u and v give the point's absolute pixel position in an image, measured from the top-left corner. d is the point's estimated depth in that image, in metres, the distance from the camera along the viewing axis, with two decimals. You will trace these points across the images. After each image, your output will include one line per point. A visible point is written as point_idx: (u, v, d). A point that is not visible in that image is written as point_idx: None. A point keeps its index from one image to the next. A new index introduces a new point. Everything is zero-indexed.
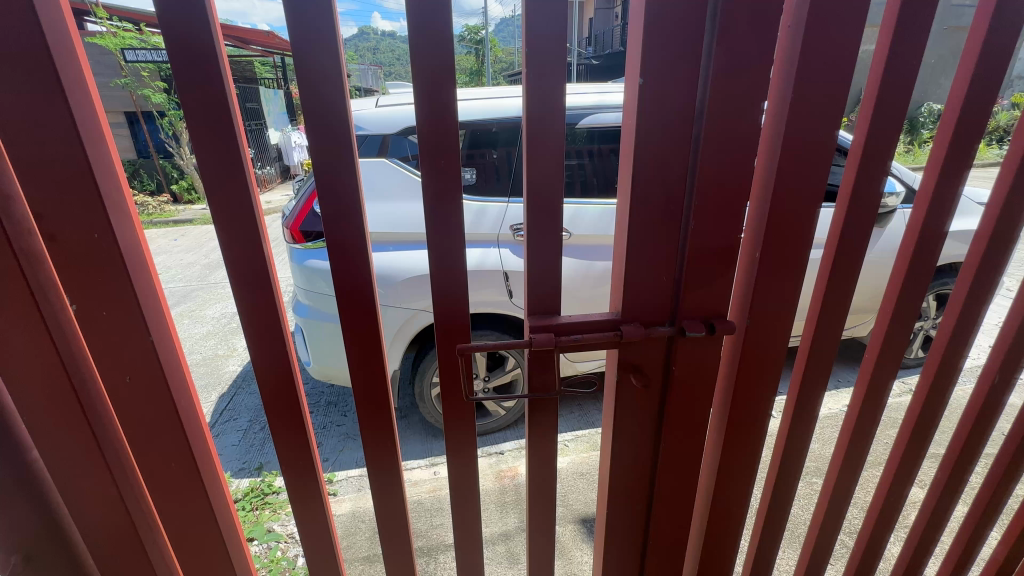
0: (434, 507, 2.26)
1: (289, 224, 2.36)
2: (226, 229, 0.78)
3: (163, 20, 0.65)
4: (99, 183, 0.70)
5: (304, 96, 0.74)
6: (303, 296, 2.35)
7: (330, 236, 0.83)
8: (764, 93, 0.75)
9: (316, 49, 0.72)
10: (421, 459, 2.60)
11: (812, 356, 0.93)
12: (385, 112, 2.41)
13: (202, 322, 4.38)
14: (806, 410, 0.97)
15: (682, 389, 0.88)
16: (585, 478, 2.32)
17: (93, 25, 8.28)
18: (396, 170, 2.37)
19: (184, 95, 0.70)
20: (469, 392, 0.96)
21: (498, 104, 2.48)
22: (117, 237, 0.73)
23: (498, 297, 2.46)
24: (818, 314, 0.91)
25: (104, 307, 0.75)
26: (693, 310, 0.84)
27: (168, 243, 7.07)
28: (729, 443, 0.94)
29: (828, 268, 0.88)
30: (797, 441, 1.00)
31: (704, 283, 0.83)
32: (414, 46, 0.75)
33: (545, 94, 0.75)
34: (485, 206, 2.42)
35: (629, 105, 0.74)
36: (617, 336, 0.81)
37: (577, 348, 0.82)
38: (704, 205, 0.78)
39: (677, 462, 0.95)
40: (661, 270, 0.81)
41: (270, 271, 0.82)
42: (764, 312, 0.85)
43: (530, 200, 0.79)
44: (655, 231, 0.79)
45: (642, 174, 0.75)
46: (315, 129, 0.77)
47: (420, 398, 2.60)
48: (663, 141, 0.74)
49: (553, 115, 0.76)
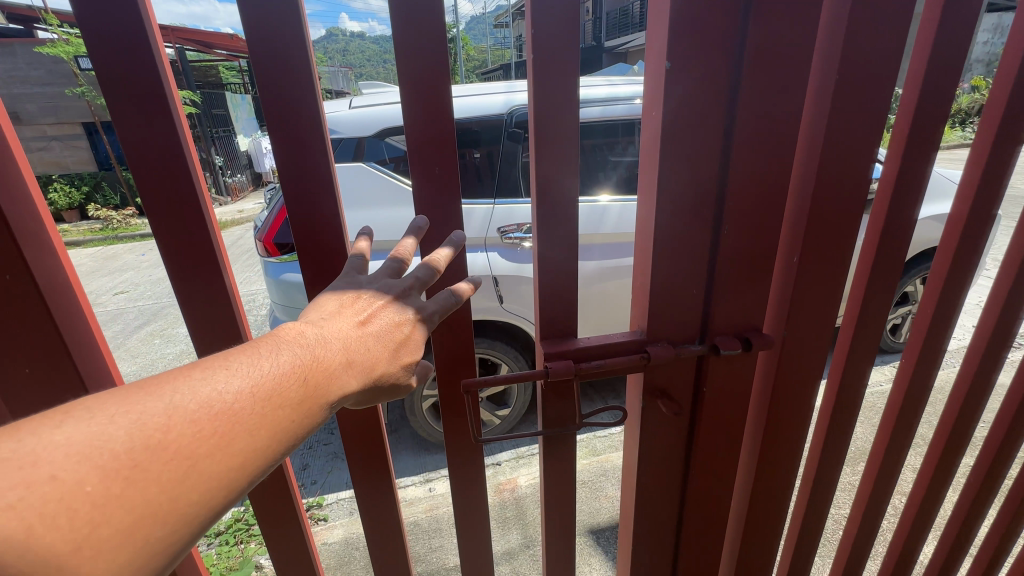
0: (432, 528, 2.15)
1: (262, 236, 2.21)
2: (176, 260, 0.69)
3: (91, 20, 0.56)
4: (10, 222, 0.59)
5: (267, 100, 0.66)
6: (282, 314, 2.21)
7: (307, 253, 0.75)
8: (799, 82, 0.67)
9: (283, 43, 0.63)
10: (416, 476, 2.48)
11: (845, 370, 0.87)
12: (360, 114, 2.28)
13: (173, 342, 4.16)
14: (841, 426, 0.90)
15: (712, 410, 0.81)
16: (588, 486, 2.25)
17: (45, 33, 7.89)
18: (375, 175, 2.25)
19: (119, 106, 0.60)
20: (477, 432, 0.88)
21: (477, 101, 2.38)
22: (38, 282, 0.63)
23: (488, 303, 2.36)
24: (853, 325, 0.84)
25: (27, 363, 0.66)
26: (726, 325, 0.77)
27: (135, 259, 6.75)
28: (763, 465, 0.87)
29: (865, 273, 0.82)
30: (833, 460, 0.93)
31: (733, 295, 0.76)
32: (403, 40, 0.68)
33: (553, 87, 0.67)
34: (470, 209, 2.32)
35: (654, 95, 0.66)
36: (645, 358, 0.75)
37: (599, 373, 0.75)
38: (738, 209, 0.71)
39: (709, 488, 0.87)
40: (690, 282, 0.74)
41: (234, 300, 0.74)
42: (801, 325, 0.78)
43: (540, 201, 0.72)
44: (684, 239, 0.71)
45: (669, 175, 0.67)
46: (281, 137, 0.68)
47: (409, 413, 2.47)
48: (693, 138, 0.67)
49: (563, 110, 0.69)
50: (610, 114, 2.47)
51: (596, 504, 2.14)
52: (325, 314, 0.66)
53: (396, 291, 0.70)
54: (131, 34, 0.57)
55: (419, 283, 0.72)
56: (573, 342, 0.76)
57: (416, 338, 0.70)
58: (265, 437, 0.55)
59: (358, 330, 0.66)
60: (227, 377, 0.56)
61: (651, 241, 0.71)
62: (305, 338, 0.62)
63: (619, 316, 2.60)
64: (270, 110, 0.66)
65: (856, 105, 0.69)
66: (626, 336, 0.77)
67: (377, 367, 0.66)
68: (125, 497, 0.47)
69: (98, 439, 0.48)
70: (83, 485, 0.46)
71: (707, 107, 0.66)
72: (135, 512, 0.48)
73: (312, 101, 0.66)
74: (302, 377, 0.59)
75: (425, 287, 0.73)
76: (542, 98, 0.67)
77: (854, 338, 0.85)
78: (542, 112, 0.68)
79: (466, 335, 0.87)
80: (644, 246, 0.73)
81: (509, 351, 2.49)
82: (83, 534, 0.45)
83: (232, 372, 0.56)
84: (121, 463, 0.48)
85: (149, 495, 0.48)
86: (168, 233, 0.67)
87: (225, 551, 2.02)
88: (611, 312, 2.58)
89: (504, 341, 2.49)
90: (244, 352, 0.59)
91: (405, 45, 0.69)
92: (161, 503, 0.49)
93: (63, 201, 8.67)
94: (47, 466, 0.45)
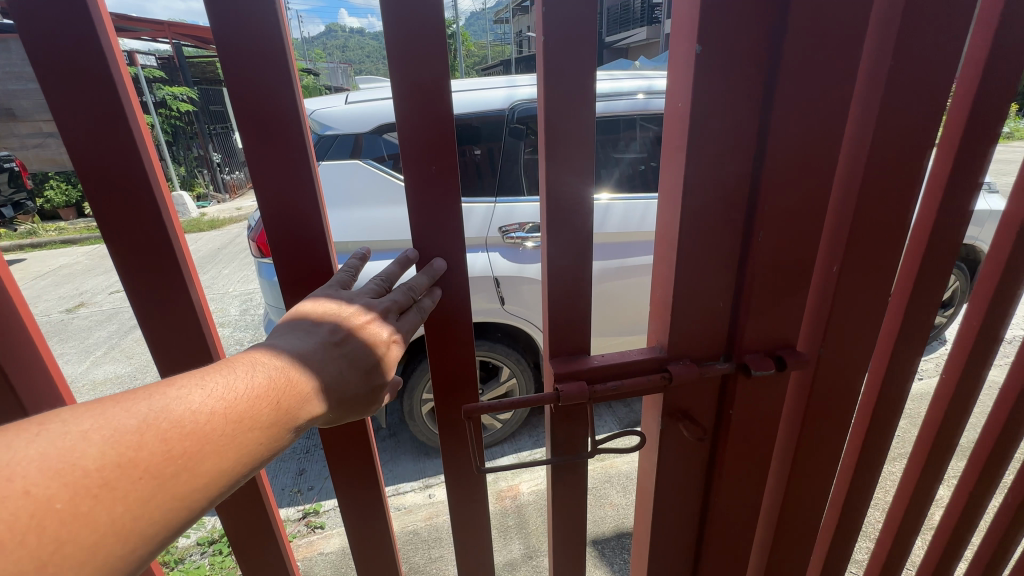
0: (432, 538, 2.09)
1: (254, 237, 2.15)
2: (126, 258, 0.68)
3: (34, 16, 0.55)
4: None
5: (239, 95, 0.62)
6: (276, 316, 2.14)
7: (283, 255, 0.72)
8: (838, 73, 0.60)
9: (255, 35, 0.60)
10: (415, 481, 2.43)
11: (882, 395, 0.80)
12: (356, 110, 2.21)
13: None
14: (876, 452, 0.84)
15: (741, 434, 0.76)
16: (592, 493, 2.19)
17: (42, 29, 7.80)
18: (371, 173, 2.18)
19: (64, 105, 0.59)
20: (480, 463, 0.82)
21: (478, 96, 2.30)
22: None
23: (489, 304, 2.29)
24: (893, 343, 0.78)
25: None
26: (755, 342, 0.71)
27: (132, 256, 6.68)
28: (792, 489, 0.83)
29: (908, 287, 0.75)
30: (863, 488, 0.88)
31: (765, 311, 0.70)
32: (401, 23, 0.61)
33: (564, 77, 0.62)
34: (471, 208, 2.24)
35: (678, 85, 0.60)
36: (668, 377, 0.69)
37: (617, 395, 0.69)
38: (768, 213, 0.64)
39: (735, 514, 0.82)
40: (712, 292, 0.69)
41: (197, 298, 0.73)
42: (838, 342, 0.73)
43: (548, 202, 0.67)
44: (706, 246, 0.66)
45: (693, 174, 0.61)
46: (253, 132, 0.64)
47: (409, 417, 2.41)
48: (719, 133, 0.60)
49: (577, 103, 0.63)
50: (614, 109, 2.40)
51: (601, 513, 2.08)
52: (304, 328, 0.63)
53: (376, 309, 0.67)
54: (86, 16, 0.57)
55: (395, 308, 0.69)
56: (589, 358, 0.71)
57: (389, 362, 0.67)
58: (236, 460, 0.52)
59: (335, 348, 0.62)
60: (206, 393, 0.52)
61: (673, 246, 0.65)
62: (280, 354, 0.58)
63: (624, 317, 2.54)
64: (243, 96, 0.63)
65: (909, 96, 0.62)
66: (645, 351, 0.72)
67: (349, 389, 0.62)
68: (91, 516, 0.44)
69: (72, 450, 0.45)
70: (52, 503, 0.43)
71: (739, 99, 0.59)
72: (100, 530, 0.45)
73: (289, 94, 0.63)
74: (285, 396, 0.56)
75: (400, 308, 0.70)
76: (554, 95, 0.62)
77: (894, 354, 0.79)
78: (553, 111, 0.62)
79: (466, 354, 0.82)
80: (666, 250, 0.67)
81: (510, 353, 2.44)
82: (46, 553, 0.42)
83: (210, 388, 0.53)
84: (90, 480, 0.45)
85: (112, 514, 0.46)
86: (120, 232, 0.66)
87: (220, 561, 1.96)
88: (615, 314, 2.51)
89: (505, 343, 2.44)
90: (217, 366, 0.55)
91: (402, 35, 0.62)
92: (124, 523, 0.46)
93: (59, 198, 8.59)
94: (20, 481, 0.42)
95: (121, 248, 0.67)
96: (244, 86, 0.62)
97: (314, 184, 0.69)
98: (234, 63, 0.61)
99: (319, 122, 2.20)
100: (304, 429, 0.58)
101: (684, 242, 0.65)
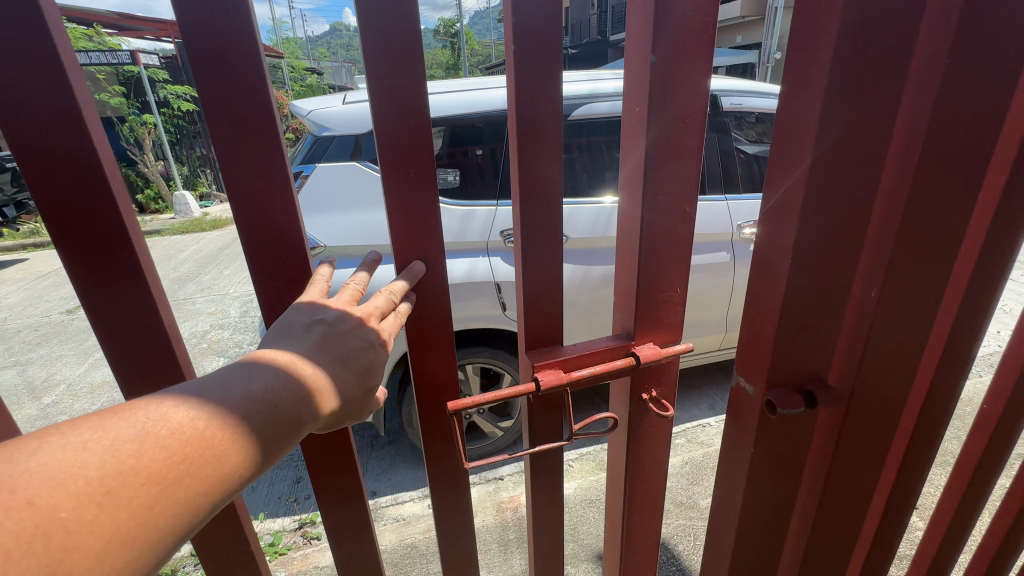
0: (430, 551, 2.03)
1: None
2: (86, 279, 0.61)
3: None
4: None
5: (216, 107, 0.57)
6: None
7: (261, 272, 0.67)
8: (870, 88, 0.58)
9: (232, 43, 0.54)
10: (413, 490, 2.37)
11: (925, 407, 0.86)
12: (354, 110, 2.15)
13: None
14: (915, 458, 0.90)
15: (787, 447, 0.82)
16: (595, 505, 2.17)
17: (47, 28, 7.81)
18: (370, 175, 2.12)
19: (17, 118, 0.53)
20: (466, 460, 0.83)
21: (479, 95, 2.23)
22: None
23: (490, 310, 2.23)
24: (937, 361, 0.83)
25: None
26: (798, 359, 0.77)
27: None
28: (833, 495, 0.89)
29: (952, 310, 0.80)
30: (903, 491, 0.94)
31: (809, 332, 0.76)
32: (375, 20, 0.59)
33: (534, 86, 0.70)
34: (472, 211, 2.19)
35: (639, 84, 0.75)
36: (632, 359, 0.89)
37: (592, 378, 0.86)
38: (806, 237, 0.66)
39: (778, 517, 0.89)
40: (665, 279, 0.88)
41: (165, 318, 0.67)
42: (879, 362, 0.78)
43: (520, 197, 0.76)
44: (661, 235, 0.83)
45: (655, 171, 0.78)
46: (232, 146, 0.59)
47: (407, 425, 2.36)
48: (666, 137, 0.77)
49: (542, 105, 0.72)
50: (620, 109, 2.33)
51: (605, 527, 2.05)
52: (299, 329, 0.63)
53: (358, 316, 0.67)
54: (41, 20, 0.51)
55: (378, 313, 0.68)
56: (563, 352, 0.87)
57: (379, 364, 0.68)
58: (242, 461, 0.52)
59: (333, 349, 0.63)
60: (219, 395, 0.52)
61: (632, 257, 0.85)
62: (282, 356, 0.59)
63: None
64: (221, 105, 0.57)
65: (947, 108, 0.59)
66: (611, 343, 0.90)
67: (348, 391, 0.63)
68: (97, 524, 0.43)
69: (80, 457, 0.44)
70: (56, 512, 0.41)
71: None
72: (105, 538, 0.43)
73: (268, 104, 0.58)
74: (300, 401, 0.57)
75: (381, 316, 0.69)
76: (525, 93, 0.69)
77: (935, 370, 0.84)
78: (526, 112, 0.71)
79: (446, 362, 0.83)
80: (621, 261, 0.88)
81: (513, 361, 2.34)
82: (53, 562, 0.41)
83: (215, 389, 0.53)
84: (93, 489, 0.43)
85: (118, 521, 0.44)
86: (79, 248, 0.60)
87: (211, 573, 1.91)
88: None
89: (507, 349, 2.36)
90: (221, 369, 0.55)
91: (374, 25, 0.59)
92: (132, 530, 0.45)
93: None
94: (22, 492, 0.41)
95: (77, 262, 0.61)
96: (223, 94, 0.57)
97: (285, 188, 0.63)
98: (198, 66, 0.56)
99: (317, 122, 2.14)
100: (306, 431, 0.59)
101: (643, 237, 0.82)
